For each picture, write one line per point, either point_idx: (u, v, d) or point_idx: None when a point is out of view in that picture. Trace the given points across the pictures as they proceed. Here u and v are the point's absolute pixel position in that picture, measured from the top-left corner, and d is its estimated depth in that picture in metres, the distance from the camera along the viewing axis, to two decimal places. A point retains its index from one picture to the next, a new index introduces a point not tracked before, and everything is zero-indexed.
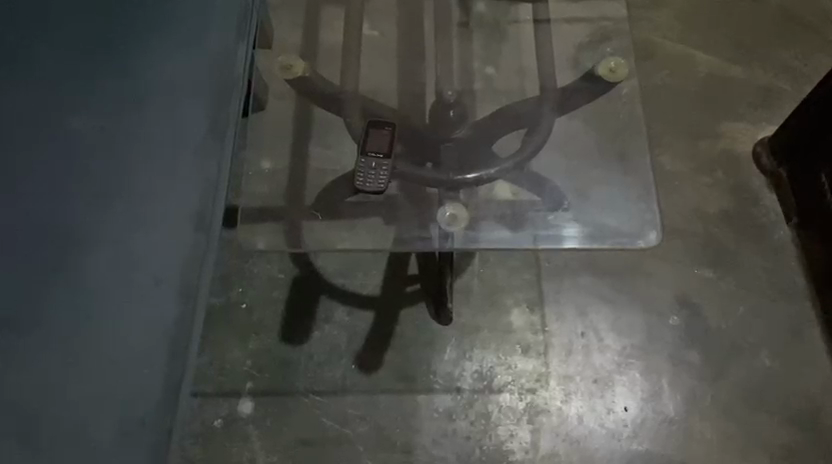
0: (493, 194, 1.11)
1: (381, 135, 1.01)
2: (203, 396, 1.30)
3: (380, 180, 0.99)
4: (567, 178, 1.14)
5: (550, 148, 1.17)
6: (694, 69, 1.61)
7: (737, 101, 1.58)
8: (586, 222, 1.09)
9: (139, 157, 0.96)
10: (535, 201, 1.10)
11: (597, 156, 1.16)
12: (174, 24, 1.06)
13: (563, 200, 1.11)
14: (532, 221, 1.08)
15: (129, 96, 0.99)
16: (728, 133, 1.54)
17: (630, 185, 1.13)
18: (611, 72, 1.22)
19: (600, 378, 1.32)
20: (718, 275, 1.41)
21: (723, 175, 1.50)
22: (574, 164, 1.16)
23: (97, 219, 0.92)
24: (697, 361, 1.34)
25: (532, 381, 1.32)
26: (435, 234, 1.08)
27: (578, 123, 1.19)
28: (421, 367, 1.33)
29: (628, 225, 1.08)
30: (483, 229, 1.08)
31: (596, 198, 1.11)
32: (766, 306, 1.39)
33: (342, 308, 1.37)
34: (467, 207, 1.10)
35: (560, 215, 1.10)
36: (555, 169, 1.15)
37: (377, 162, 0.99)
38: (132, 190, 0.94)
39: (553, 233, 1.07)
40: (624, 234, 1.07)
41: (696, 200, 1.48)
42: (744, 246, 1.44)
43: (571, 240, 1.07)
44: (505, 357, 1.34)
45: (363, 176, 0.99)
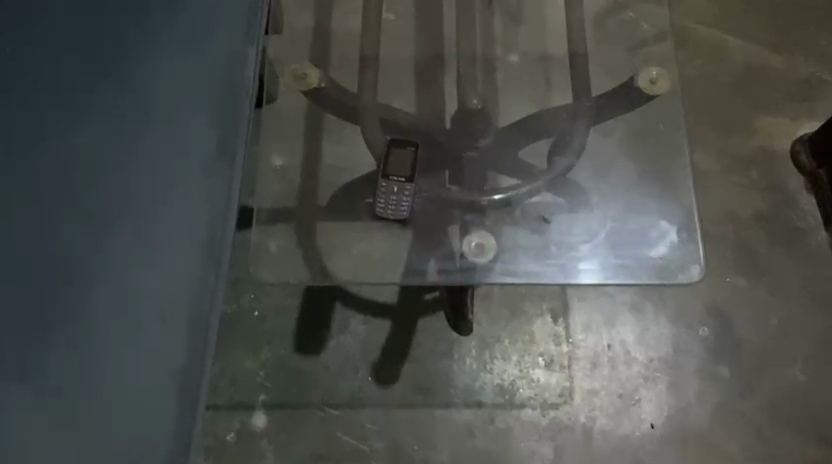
0: (522, 223, 1.06)
1: (404, 155, 0.94)
2: (215, 408, 1.26)
3: (401, 208, 0.92)
4: (602, 202, 1.07)
5: (586, 168, 1.10)
6: (730, 57, 1.51)
7: (776, 93, 1.48)
8: (623, 252, 1.02)
9: (145, 186, 0.95)
10: (567, 232, 1.05)
11: (635, 178, 1.09)
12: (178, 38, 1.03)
13: (600, 229, 1.05)
14: (563, 253, 1.03)
15: (134, 119, 0.98)
16: (765, 128, 1.45)
17: (671, 211, 1.05)
18: (652, 83, 1.13)
19: (625, 393, 1.28)
20: (752, 283, 1.34)
21: (759, 175, 1.42)
22: (610, 185, 1.09)
23: (104, 252, 0.91)
24: (727, 375, 1.28)
25: (556, 396, 1.27)
26: (460, 265, 1.03)
27: (615, 140, 1.12)
28: (440, 380, 1.28)
29: (669, 257, 1.01)
30: (513, 262, 1.03)
31: (633, 226, 1.05)
32: (801, 316, 1.32)
33: (357, 317, 1.31)
34: (495, 237, 1.05)
35: (595, 245, 1.03)
36: (590, 192, 1.08)
37: (398, 188, 0.92)
38: (138, 220, 0.93)
39: (587, 266, 1.02)
40: (665, 268, 1.01)
41: (729, 202, 1.40)
42: (779, 252, 1.37)
43: (607, 275, 1.01)
44: (527, 370, 1.29)
45: (384, 203, 0.92)
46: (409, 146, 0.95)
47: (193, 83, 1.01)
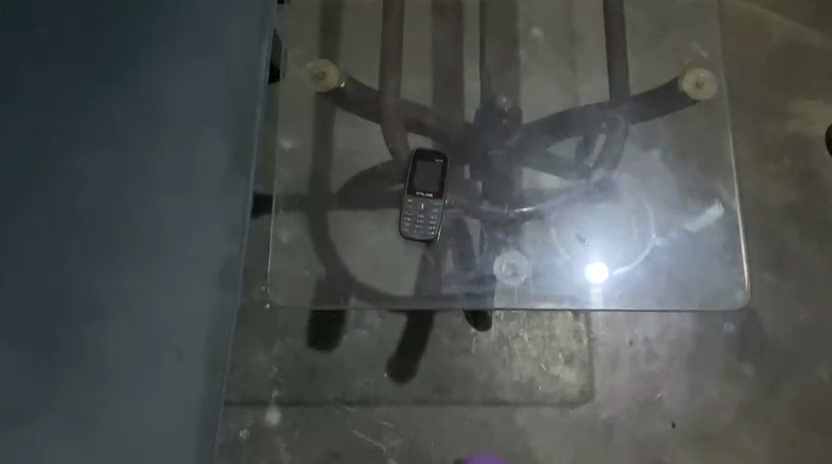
0: (555, 242, 1.07)
1: (433, 168, 0.90)
2: (227, 404, 1.23)
3: (428, 227, 0.89)
4: (642, 220, 1.08)
5: (621, 186, 1.09)
6: (766, 34, 1.42)
7: (813, 74, 1.40)
8: (667, 277, 1.05)
9: (157, 203, 0.88)
10: (609, 254, 1.06)
11: (673, 195, 1.09)
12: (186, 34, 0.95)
13: (642, 250, 1.06)
14: (600, 277, 1.05)
15: (143, 128, 0.91)
16: (800, 113, 1.38)
17: (715, 232, 1.07)
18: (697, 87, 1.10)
19: (647, 391, 1.25)
20: (779, 278, 1.30)
21: (792, 163, 1.36)
22: (648, 203, 1.08)
23: (115, 276, 0.86)
24: (750, 375, 1.26)
25: (576, 394, 1.25)
26: (491, 288, 1.05)
27: (649, 157, 1.11)
28: (458, 376, 1.25)
29: (715, 283, 1.05)
30: (541, 284, 1.05)
31: (669, 251, 1.06)
32: (829, 314, 1.29)
33: (373, 311, 1.27)
34: (527, 257, 1.06)
35: (637, 269, 1.05)
36: (627, 211, 1.08)
37: (426, 203, 0.88)
38: (151, 240, 0.87)
39: (632, 291, 1.04)
40: (711, 296, 1.05)
41: (760, 191, 1.34)
42: (809, 245, 1.32)
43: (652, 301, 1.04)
44: (548, 367, 1.25)
45: (410, 219, 0.88)
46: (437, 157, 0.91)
47: (205, 84, 0.94)
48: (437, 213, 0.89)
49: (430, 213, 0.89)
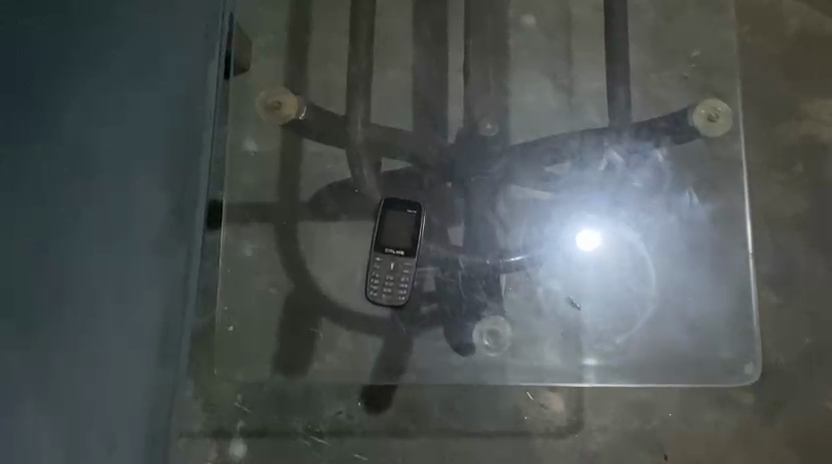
0: (543, 295, 1.02)
1: (405, 223, 0.87)
2: (191, 434, 1.15)
3: (397, 291, 0.85)
4: (649, 277, 1.03)
5: (625, 241, 1.02)
6: (784, 23, 1.27)
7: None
8: (665, 345, 1.02)
9: (95, 259, 0.82)
10: (607, 309, 1.02)
11: (679, 253, 1.04)
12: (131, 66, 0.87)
13: (642, 310, 1.02)
14: (585, 340, 1.01)
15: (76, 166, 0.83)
16: (816, 113, 1.25)
17: (716, 298, 1.04)
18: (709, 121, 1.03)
19: (639, 421, 1.17)
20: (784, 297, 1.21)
21: (804, 171, 1.24)
22: (643, 248, 1.02)
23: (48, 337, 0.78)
24: (749, 402, 1.18)
25: (563, 424, 1.17)
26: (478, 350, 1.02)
27: (657, 212, 1.03)
28: (437, 406, 1.16)
29: (718, 354, 1.02)
30: (540, 264, 1.01)
31: (674, 324, 1.03)
32: None
33: (346, 335, 1.11)
34: (509, 323, 1.01)
35: (633, 335, 1.02)
36: (625, 265, 1.02)
37: (397, 265, 0.85)
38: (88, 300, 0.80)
39: (622, 357, 1.02)
40: (716, 368, 1.02)
41: (768, 201, 1.23)
42: (817, 262, 1.22)
43: (645, 376, 1.01)
44: (534, 395, 1.17)
45: (378, 280, 0.85)
46: (410, 212, 0.88)
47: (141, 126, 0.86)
48: (407, 274, 0.86)
49: (399, 274, 0.86)
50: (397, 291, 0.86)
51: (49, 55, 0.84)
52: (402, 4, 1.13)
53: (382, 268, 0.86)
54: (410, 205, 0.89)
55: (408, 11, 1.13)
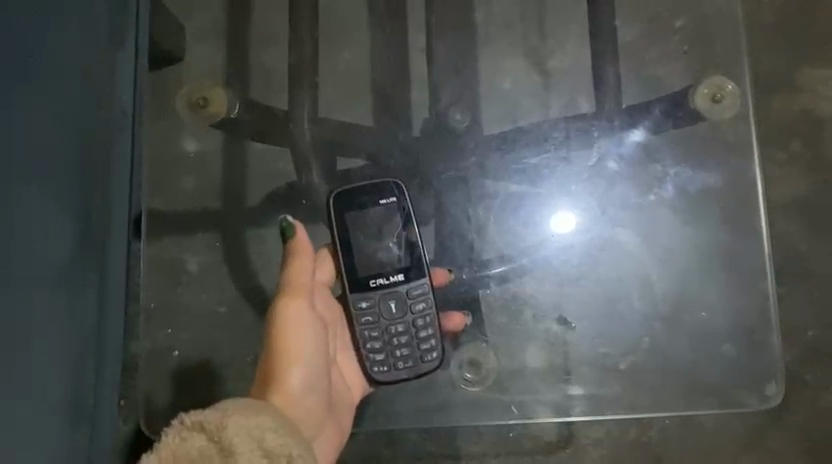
0: (503, 331, 0.72)
1: (389, 216, 0.67)
2: None
3: (411, 331, 0.67)
4: (654, 257, 0.72)
5: (586, 210, 0.72)
6: None
7: (820, 39, 1.15)
8: (676, 326, 0.71)
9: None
10: (604, 338, 0.72)
11: (687, 262, 0.72)
12: (3, 53, 0.64)
13: (642, 302, 0.72)
14: (558, 340, 0.71)
15: None
16: (809, 85, 1.14)
17: (746, 286, 0.71)
18: (712, 102, 0.73)
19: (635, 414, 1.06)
20: (785, 289, 1.10)
21: (799, 147, 1.13)
22: (642, 253, 0.72)
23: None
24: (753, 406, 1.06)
25: (554, 439, 1.04)
26: (455, 374, 0.71)
27: (668, 195, 0.73)
28: None
29: (740, 370, 0.70)
30: (473, 248, 0.72)
31: (694, 319, 0.71)
32: None
33: None
34: (493, 351, 0.71)
35: (629, 328, 0.72)
36: (615, 282, 0.72)
37: (398, 305, 0.67)
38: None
39: (626, 326, 0.72)
40: (734, 385, 0.70)
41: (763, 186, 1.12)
42: (818, 242, 1.11)
43: (617, 355, 0.71)
44: None
45: (374, 345, 0.67)
46: (382, 197, 0.67)
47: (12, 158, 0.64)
48: (394, 320, 0.67)
49: (404, 312, 0.67)
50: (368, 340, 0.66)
51: None
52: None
53: (376, 314, 0.67)
54: (379, 192, 0.67)
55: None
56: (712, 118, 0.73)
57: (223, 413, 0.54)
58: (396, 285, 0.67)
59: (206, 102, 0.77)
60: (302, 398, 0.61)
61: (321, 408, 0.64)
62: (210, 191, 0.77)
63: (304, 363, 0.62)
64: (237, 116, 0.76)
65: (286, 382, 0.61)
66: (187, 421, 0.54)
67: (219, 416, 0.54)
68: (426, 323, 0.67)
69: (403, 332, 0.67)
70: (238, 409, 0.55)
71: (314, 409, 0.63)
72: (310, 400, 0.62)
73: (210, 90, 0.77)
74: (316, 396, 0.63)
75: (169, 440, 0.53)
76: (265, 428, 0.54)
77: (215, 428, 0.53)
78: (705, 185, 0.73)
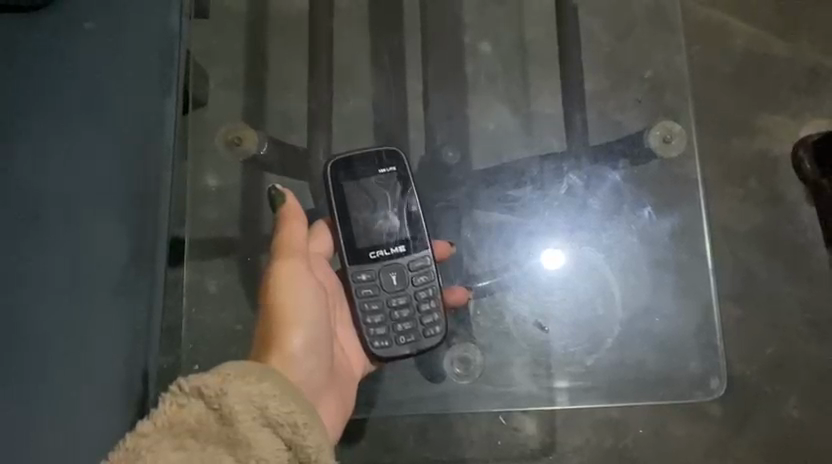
0: (489, 333, 0.84)
1: (389, 182, 0.79)
2: None
3: (412, 296, 0.78)
4: (618, 272, 0.85)
5: (561, 231, 0.84)
6: (729, 43, 1.31)
7: (775, 88, 1.30)
8: (632, 329, 0.85)
9: (53, 308, 0.74)
10: (575, 341, 0.84)
11: (643, 272, 0.86)
12: (83, 99, 0.79)
13: (608, 307, 0.85)
14: (536, 341, 0.83)
15: (33, 236, 0.76)
16: (767, 129, 1.28)
17: (690, 298, 0.86)
18: (665, 142, 0.86)
19: (612, 422, 1.18)
20: (746, 311, 1.22)
21: (757, 184, 1.27)
22: (611, 271, 0.85)
23: (10, 364, 0.73)
24: (717, 415, 1.19)
25: (539, 445, 1.16)
26: (449, 370, 0.84)
27: (630, 218, 0.86)
28: (434, 424, 1.15)
29: (686, 370, 0.83)
30: (464, 265, 0.85)
31: (646, 324, 0.86)
32: (796, 344, 1.21)
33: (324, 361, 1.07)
34: (481, 350, 0.84)
35: (599, 329, 0.84)
36: (592, 290, 0.84)
37: (398, 275, 0.78)
38: (47, 339, 0.73)
39: (596, 329, 0.84)
40: (683, 382, 0.83)
41: (726, 217, 1.26)
42: (775, 269, 1.24)
43: (585, 355, 0.83)
44: (511, 418, 1.16)
45: (376, 312, 0.78)
46: (381, 168, 0.79)
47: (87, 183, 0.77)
48: (394, 296, 0.78)
49: (404, 278, 0.78)
50: (370, 308, 0.78)
51: (7, 106, 0.79)
52: (358, 16, 1.08)
53: (378, 283, 0.78)
54: (378, 164, 0.79)
55: (366, 28, 1.07)
56: (667, 157, 0.87)
57: (224, 380, 0.63)
58: (397, 255, 0.78)
59: (236, 139, 0.94)
60: (299, 364, 0.73)
61: (321, 374, 0.76)
62: (233, 219, 0.95)
63: (302, 332, 0.74)
64: (262, 152, 0.94)
65: (284, 348, 0.72)
66: (187, 384, 0.63)
67: (219, 382, 0.63)
68: (427, 293, 0.78)
69: (404, 296, 0.78)
70: (238, 374, 0.64)
71: (312, 375, 0.74)
72: (308, 367, 0.74)
73: (240, 129, 0.95)
74: (313, 363, 0.74)
75: (169, 407, 0.64)
76: (266, 395, 0.64)
77: (217, 396, 0.63)
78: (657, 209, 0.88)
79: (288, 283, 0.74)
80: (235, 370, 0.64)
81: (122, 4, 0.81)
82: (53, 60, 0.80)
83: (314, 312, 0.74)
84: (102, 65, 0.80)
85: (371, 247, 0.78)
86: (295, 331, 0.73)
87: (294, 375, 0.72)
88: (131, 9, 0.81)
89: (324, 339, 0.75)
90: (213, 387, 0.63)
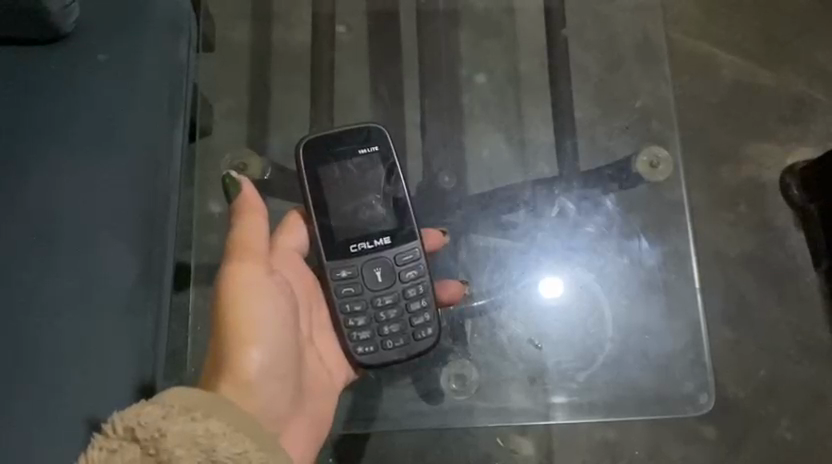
0: (487, 350, 0.87)
1: (373, 165, 0.81)
2: None
3: (397, 289, 0.80)
4: (608, 292, 0.89)
5: (553, 253, 0.88)
6: (718, 74, 1.35)
7: (762, 117, 1.34)
8: (625, 346, 0.89)
9: (62, 323, 0.77)
10: (570, 359, 0.87)
11: (631, 293, 0.89)
12: (94, 125, 0.83)
13: (601, 322, 0.88)
14: (532, 356, 0.87)
15: (44, 253, 0.79)
16: (754, 157, 1.32)
17: (682, 314, 0.89)
18: (652, 168, 0.90)
19: (608, 444, 1.19)
20: (739, 335, 1.24)
21: (747, 210, 1.30)
22: (603, 291, 0.89)
23: (22, 378, 0.75)
24: (712, 437, 1.20)
25: None
26: (446, 386, 0.87)
27: (617, 238, 0.90)
28: (430, 446, 1.16)
29: (675, 387, 0.87)
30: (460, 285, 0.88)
31: (638, 341, 0.89)
32: (788, 366, 1.23)
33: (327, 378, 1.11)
34: (476, 366, 0.87)
35: (589, 344, 0.88)
36: (586, 313, 0.88)
37: (381, 269, 0.80)
38: (56, 356, 0.76)
39: (590, 346, 0.88)
40: (671, 399, 0.87)
41: (717, 241, 1.28)
42: (765, 293, 1.26)
43: (580, 372, 0.87)
44: (507, 438, 1.17)
45: (359, 310, 0.80)
46: (361, 147, 0.81)
47: (96, 204, 0.81)
48: (380, 295, 0.80)
49: (388, 272, 0.80)
50: (356, 307, 0.80)
51: (19, 129, 0.82)
52: (358, 48, 1.13)
53: (363, 279, 0.80)
54: (356, 143, 0.81)
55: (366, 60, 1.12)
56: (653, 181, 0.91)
57: (164, 418, 0.62)
58: (380, 248, 0.80)
59: (243, 166, 0.97)
60: (258, 389, 0.74)
61: (284, 392, 0.77)
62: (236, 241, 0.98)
63: (262, 349, 0.74)
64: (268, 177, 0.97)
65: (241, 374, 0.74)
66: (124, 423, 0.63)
67: (157, 421, 0.62)
68: (416, 289, 0.80)
69: (391, 293, 0.80)
70: (180, 410, 0.63)
71: (273, 398, 0.75)
72: (268, 391, 0.75)
73: (247, 157, 0.97)
74: (274, 386, 0.75)
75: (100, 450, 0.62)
76: (210, 432, 0.63)
77: (155, 438, 0.62)
78: (645, 228, 0.91)
79: (242, 302, 0.74)
80: (178, 404, 0.64)
81: (134, 35, 0.86)
82: (65, 85, 0.84)
83: (271, 332, 0.75)
84: (113, 93, 0.84)
85: (353, 241, 0.80)
86: (251, 352, 0.74)
87: (253, 398, 0.74)
88: (142, 41, 0.86)
89: (285, 359, 0.76)
90: (149, 428, 0.62)
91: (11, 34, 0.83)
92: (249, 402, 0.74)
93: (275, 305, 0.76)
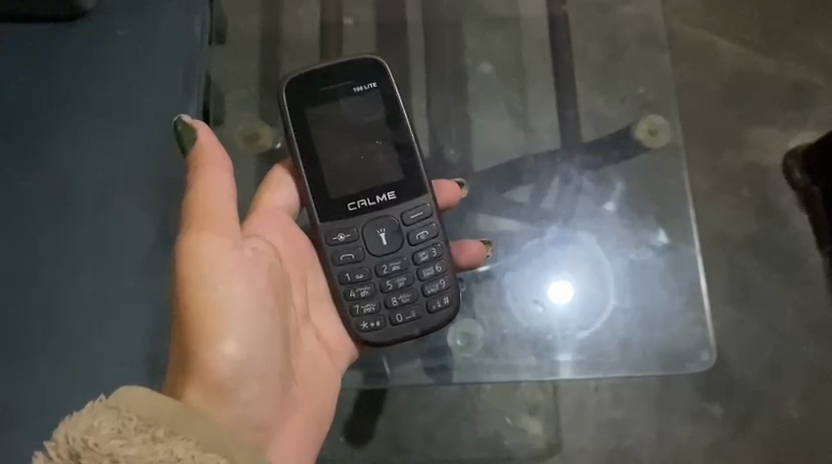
0: (496, 311, 0.93)
1: (374, 107, 0.82)
2: None
3: (403, 246, 0.81)
4: (610, 243, 0.97)
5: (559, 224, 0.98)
6: (718, 62, 1.38)
7: (764, 103, 1.36)
8: (627, 296, 0.95)
9: (84, 285, 0.80)
10: (577, 316, 0.92)
11: (630, 256, 0.97)
12: (115, 98, 0.86)
13: (606, 274, 0.95)
14: (537, 319, 0.92)
15: (66, 219, 0.82)
16: (757, 141, 1.34)
17: (683, 268, 0.95)
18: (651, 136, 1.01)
19: (614, 424, 1.19)
20: (744, 314, 1.25)
21: (750, 193, 1.31)
22: (609, 260, 0.96)
23: (45, 337, 0.79)
24: (719, 416, 1.20)
25: (542, 447, 1.17)
26: (453, 343, 0.92)
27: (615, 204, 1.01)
28: (438, 427, 1.17)
29: (676, 345, 0.93)
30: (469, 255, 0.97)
31: (641, 298, 0.95)
32: (795, 346, 1.23)
33: None
34: (482, 325, 0.93)
35: (590, 304, 0.93)
36: (590, 278, 0.94)
37: (385, 231, 0.80)
38: (66, 321, 0.79)
39: (599, 305, 0.93)
40: (673, 357, 0.93)
41: (721, 223, 1.30)
42: (771, 274, 1.27)
43: (585, 329, 0.92)
44: (514, 418, 1.18)
45: (362, 279, 0.80)
46: (356, 86, 0.81)
47: (116, 172, 0.84)
48: (384, 258, 0.81)
49: (392, 229, 0.80)
50: (359, 277, 0.80)
51: (42, 103, 0.86)
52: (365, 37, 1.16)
53: (367, 242, 0.80)
54: (352, 81, 0.82)
55: (371, 46, 1.14)
56: (653, 149, 1.02)
57: (119, 433, 0.55)
58: (383, 204, 0.81)
59: (255, 135, 1.03)
60: (233, 389, 0.68)
61: (267, 388, 0.71)
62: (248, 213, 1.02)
63: (237, 342, 0.67)
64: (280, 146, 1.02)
65: (214, 371, 0.67)
66: (67, 445, 0.55)
67: (111, 441, 0.55)
68: (425, 246, 0.81)
69: (397, 254, 0.81)
70: (138, 426, 0.56)
71: (253, 399, 0.69)
72: (245, 391, 0.69)
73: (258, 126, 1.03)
74: (252, 385, 0.69)
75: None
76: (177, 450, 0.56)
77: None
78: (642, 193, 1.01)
79: (209, 286, 0.67)
80: (136, 417, 0.57)
81: (152, 15, 0.90)
82: (87, 62, 0.87)
83: (246, 320, 0.68)
84: (133, 68, 0.87)
85: (352, 199, 0.80)
86: (225, 346, 0.67)
87: (230, 397, 0.68)
88: (160, 21, 0.89)
89: (265, 351, 0.69)
90: (101, 444, 0.55)
91: (28, 13, 0.87)
92: (223, 407, 0.68)
93: (250, 286, 0.69)
